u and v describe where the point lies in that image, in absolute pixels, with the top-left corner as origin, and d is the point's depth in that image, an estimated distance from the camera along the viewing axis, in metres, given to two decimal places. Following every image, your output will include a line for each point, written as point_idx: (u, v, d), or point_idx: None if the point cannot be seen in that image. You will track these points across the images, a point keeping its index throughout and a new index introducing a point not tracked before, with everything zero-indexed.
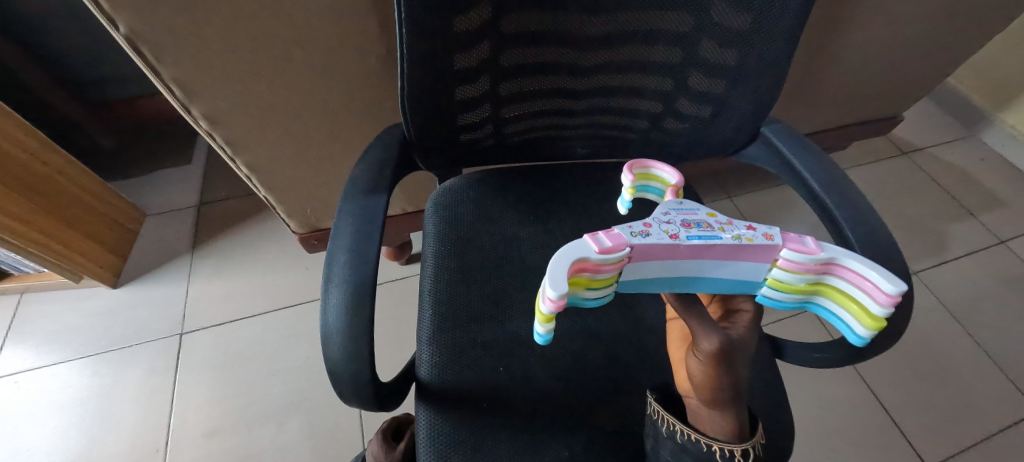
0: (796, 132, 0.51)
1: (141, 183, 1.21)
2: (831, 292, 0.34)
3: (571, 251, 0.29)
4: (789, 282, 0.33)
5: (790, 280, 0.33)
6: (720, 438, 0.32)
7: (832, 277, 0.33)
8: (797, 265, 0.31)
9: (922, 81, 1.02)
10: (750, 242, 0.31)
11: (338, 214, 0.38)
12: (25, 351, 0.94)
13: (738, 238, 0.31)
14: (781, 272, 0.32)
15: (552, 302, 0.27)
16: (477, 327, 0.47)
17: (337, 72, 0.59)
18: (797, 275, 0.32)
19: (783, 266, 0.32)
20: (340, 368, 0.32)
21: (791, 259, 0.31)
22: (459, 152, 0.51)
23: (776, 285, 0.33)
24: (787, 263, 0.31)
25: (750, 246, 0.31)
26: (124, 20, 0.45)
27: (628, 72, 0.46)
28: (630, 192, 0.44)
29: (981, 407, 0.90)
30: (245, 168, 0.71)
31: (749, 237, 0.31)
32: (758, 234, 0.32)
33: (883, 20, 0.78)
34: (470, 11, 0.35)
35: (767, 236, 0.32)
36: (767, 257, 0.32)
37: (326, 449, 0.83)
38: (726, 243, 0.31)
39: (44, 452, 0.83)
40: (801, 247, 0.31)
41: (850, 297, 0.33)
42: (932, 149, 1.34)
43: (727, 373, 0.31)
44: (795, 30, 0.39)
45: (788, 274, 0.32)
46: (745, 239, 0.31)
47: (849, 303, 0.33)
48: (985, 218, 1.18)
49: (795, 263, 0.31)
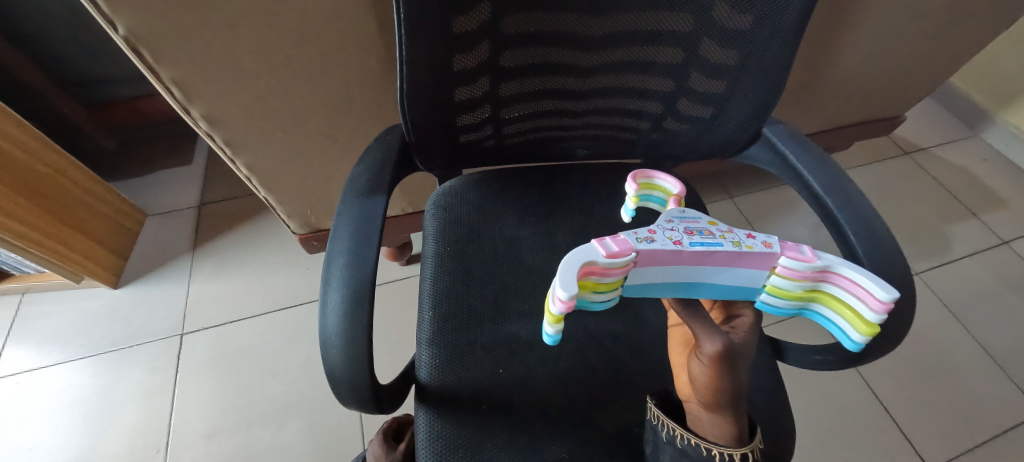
0: (797, 133, 0.50)
1: (142, 184, 1.22)
2: (827, 298, 0.34)
3: (578, 256, 0.29)
4: (787, 289, 0.33)
5: (788, 287, 0.33)
6: (720, 442, 0.32)
7: (828, 284, 0.33)
8: (795, 272, 0.31)
9: (923, 81, 1.01)
10: (750, 249, 0.31)
11: (339, 214, 0.38)
12: (26, 350, 0.94)
13: (738, 245, 0.31)
14: (779, 279, 0.32)
15: (562, 303, 0.27)
16: (477, 328, 0.46)
17: (337, 72, 0.59)
18: (795, 282, 0.32)
19: (781, 273, 0.32)
20: (338, 370, 0.32)
21: (790, 267, 0.31)
22: (458, 154, 0.51)
23: (775, 291, 0.33)
24: (784, 270, 0.32)
25: (751, 253, 0.31)
26: (124, 22, 0.45)
27: (628, 73, 0.46)
28: (632, 201, 0.45)
29: (983, 409, 0.90)
30: (245, 169, 0.71)
31: (749, 245, 0.32)
32: (757, 242, 0.32)
33: (884, 20, 0.78)
34: (469, 11, 0.35)
35: (767, 244, 0.32)
36: (766, 264, 0.32)
37: (326, 450, 0.83)
38: (727, 250, 0.31)
39: (44, 452, 0.84)
40: (798, 254, 0.31)
41: (844, 304, 0.33)
42: (934, 149, 1.34)
43: (729, 375, 0.30)
44: (797, 31, 0.38)
45: (786, 281, 0.32)
46: (746, 247, 0.31)
47: (843, 309, 0.33)
48: (986, 217, 1.18)
49: (792, 270, 0.31)
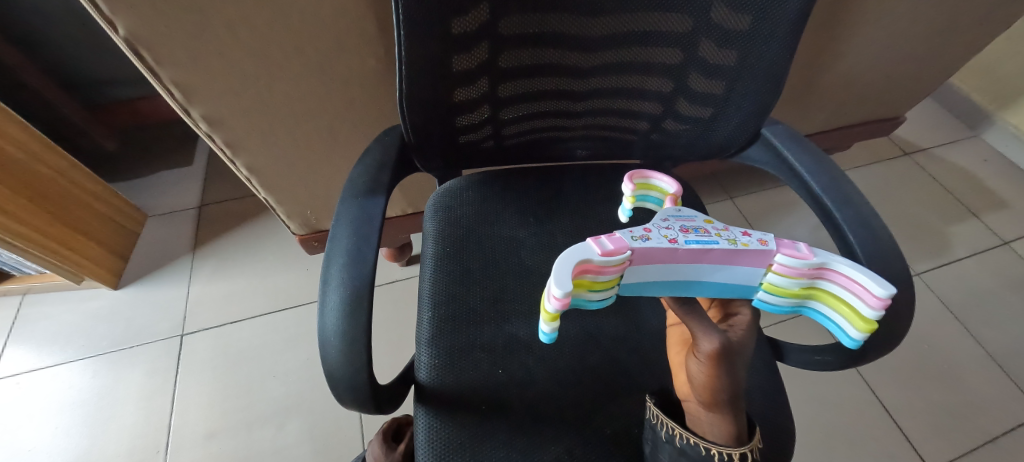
0: (796, 133, 0.50)
1: (143, 185, 1.22)
2: (824, 295, 0.34)
3: (574, 253, 0.29)
4: (784, 286, 0.33)
5: (785, 284, 0.33)
6: (719, 442, 0.32)
7: (825, 281, 0.33)
8: (791, 270, 0.31)
9: (923, 81, 1.01)
10: (746, 247, 0.31)
11: (338, 215, 0.39)
12: (27, 351, 0.95)
13: (734, 243, 0.31)
14: (776, 276, 0.32)
15: (557, 301, 0.27)
16: (475, 327, 0.47)
17: (336, 74, 0.59)
18: (791, 280, 0.32)
19: (778, 270, 0.32)
20: (337, 370, 0.32)
21: (786, 264, 0.31)
22: (457, 155, 0.51)
23: (773, 289, 0.33)
24: (781, 268, 0.32)
25: (747, 251, 0.31)
26: (124, 23, 0.45)
27: (627, 73, 0.46)
28: (629, 202, 0.44)
29: (984, 409, 0.89)
30: (245, 170, 0.71)
31: (745, 242, 0.32)
32: (753, 240, 0.32)
33: (884, 20, 0.78)
34: (468, 13, 0.35)
35: (763, 242, 0.32)
36: (763, 262, 0.32)
37: (326, 451, 0.83)
38: (723, 247, 0.31)
39: (44, 453, 0.84)
40: (795, 252, 0.31)
41: (841, 301, 0.33)
42: (934, 149, 1.34)
43: (727, 374, 0.30)
44: (795, 32, 0.38)
45: (783, 279, 0.32)
46: (742, 244, 0.31)
47: (840, 305, 0.34)
48: (986, 218, 1.18)
49: (789, 268, 0.31)
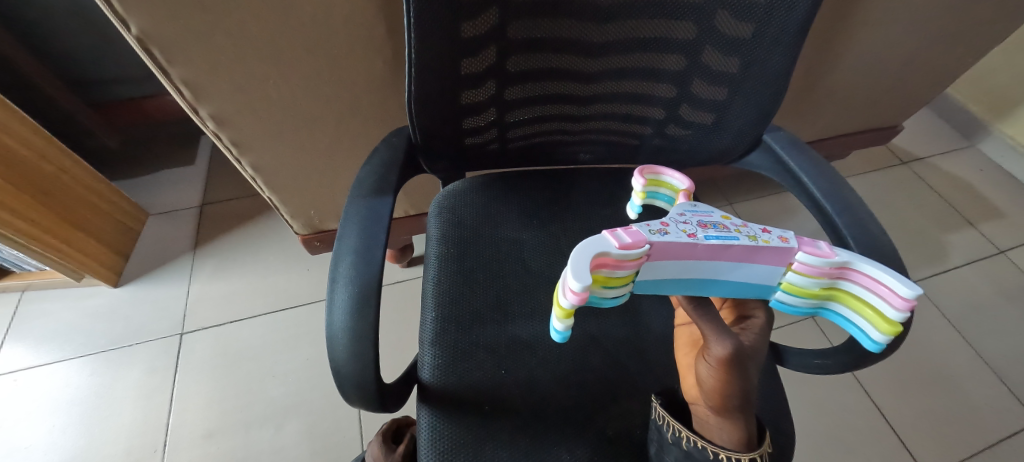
0: (797, 140, 0.51)
1: (144, 183, 1.22)
2: (845, 297, 0.35)
3: (592, 246, 0.29)
4: (805, 286, 0.33)
5: (805, 284, 0.33)
6: (727, 446, 0.32)
7: (847, 282, 0.33)
8: (812, 269, 0.32)
9: (921, 91, 1.02)
10: (766, 243, 0.31)
11: (345, 214, 0.39)
12: (25, 349, 0.94)
13: (755, 239, 0.32)
14: (796, 275, 0.33)
15: (574, 295, 0.27)
16: (479, 328, 0.47)
17: (345, 76, 0.60)
18: (812, 279, 0.33)
19: (798, 270, 0.32)
20: (344, 368, 0.32)
21: (806, 263, 0.32)
22: (462, 157, 0.51)
23: (792, 289, 0.34)
24: (801, 267, 0.32)
25: (767, 248, 0.32)
26: (139, 22, 0.46)
27: (631, 78, 0.46)
28: (639, 197, 0.45)
29: (980, 417, 0.90)
30: (250, 169, 0.71)
31: (765, 239, 0.32)
32: (773, 237, 0.32)
33: (885, 29, 0.79)
34: (479, 17, 0.36)
35: (783, 240, 0.32)
36: (782, 260, 0.32)
37: (326, 452, 0.83)
38: (744, 243, 0.31)
39: (42, 452, 0.83)
40: (816, 250, 0.32)
41: (864, 303, 0.34)
42: (932, 158, 1.35)
43: (737, 378, 0.30)
44: (797, 41, 0.39)
45: (803, 278, 0.33)
46: (762, 241, 0.32)
47: (863, 308, 0.34)
48: (984, 227, 1.19)
49: (809, 266, 0.32)
